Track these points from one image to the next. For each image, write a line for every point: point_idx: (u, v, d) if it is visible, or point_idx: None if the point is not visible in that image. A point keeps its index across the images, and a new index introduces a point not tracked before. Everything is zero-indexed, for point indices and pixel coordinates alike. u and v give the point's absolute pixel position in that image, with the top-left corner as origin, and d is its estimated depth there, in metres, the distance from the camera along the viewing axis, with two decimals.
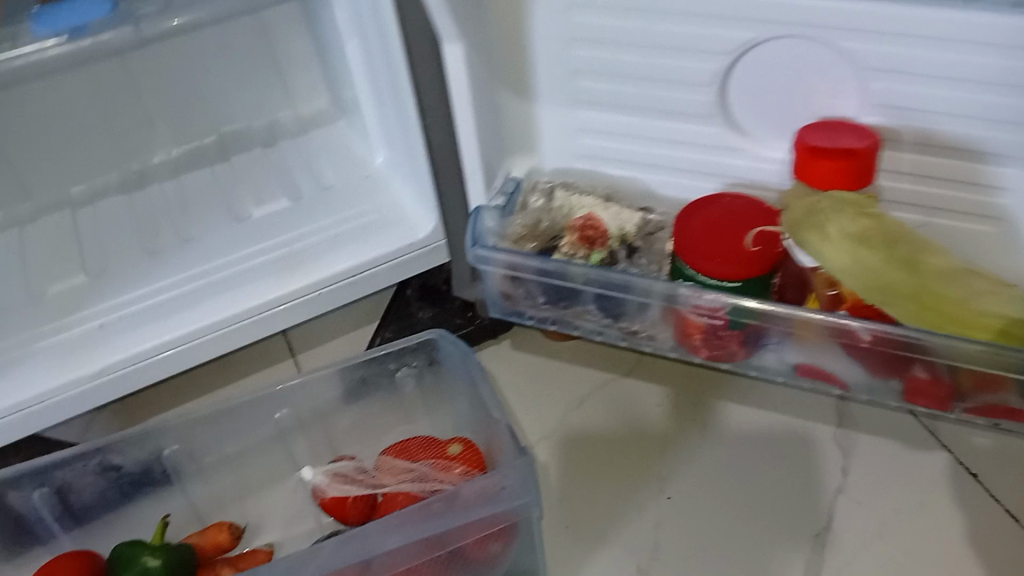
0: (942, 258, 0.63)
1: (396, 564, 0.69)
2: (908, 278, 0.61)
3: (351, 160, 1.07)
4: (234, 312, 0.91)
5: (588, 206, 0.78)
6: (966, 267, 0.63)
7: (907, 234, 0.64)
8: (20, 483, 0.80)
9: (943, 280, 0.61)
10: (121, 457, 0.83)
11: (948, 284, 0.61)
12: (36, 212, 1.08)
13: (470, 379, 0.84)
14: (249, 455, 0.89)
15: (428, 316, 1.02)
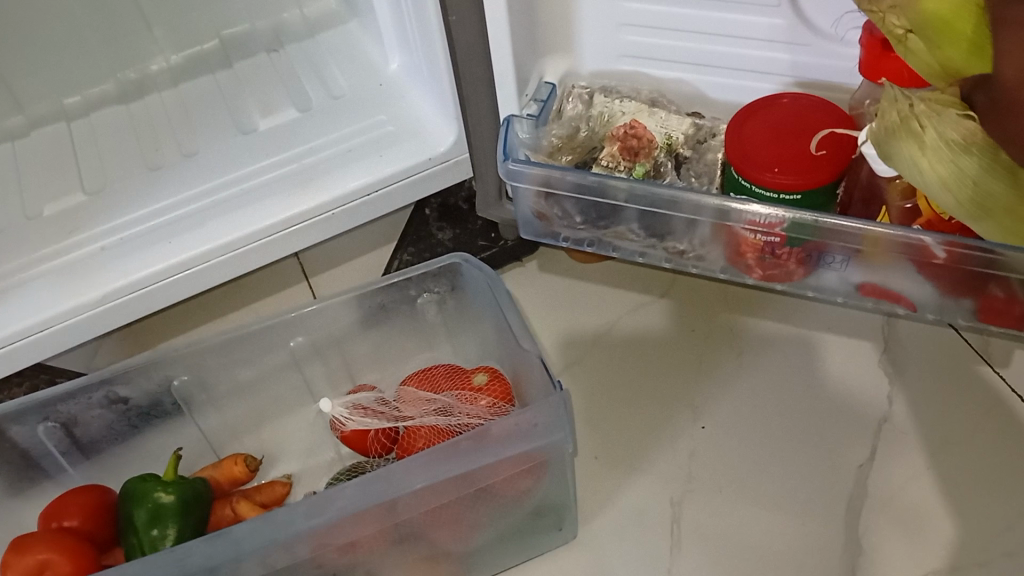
0: None
1: (423, 503, 0.64)
2: (1011, 188, 0.51)
3: (363, 67, 0.99)
4: (243, 234, 0.84)
5: (630, 113, 0.71)
6: None
7: None
8: (23, 417, 0.75)
9: None
10: (128, 389, 0.78)
11: None
12: (29, 124, 1.01)
13: (496, 303, 0.77)
14: (263, 384, 0.84)
15: (449, 237, 0.95)
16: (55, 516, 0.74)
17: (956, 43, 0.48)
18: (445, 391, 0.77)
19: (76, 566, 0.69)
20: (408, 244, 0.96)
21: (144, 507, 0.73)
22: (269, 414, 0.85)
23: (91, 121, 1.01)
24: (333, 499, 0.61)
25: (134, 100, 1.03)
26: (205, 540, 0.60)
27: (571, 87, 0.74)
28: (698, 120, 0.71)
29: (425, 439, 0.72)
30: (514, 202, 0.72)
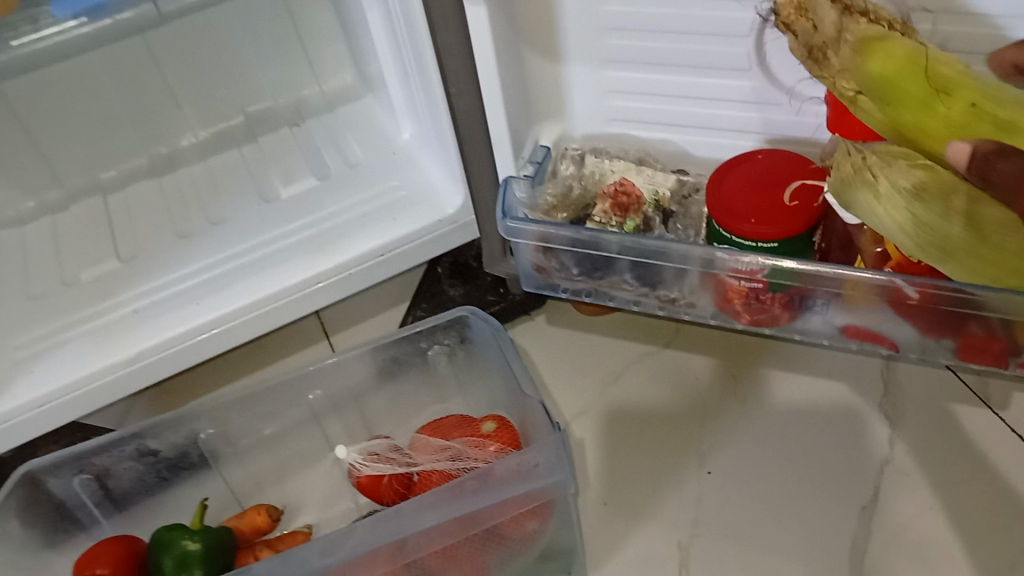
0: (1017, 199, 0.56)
1: (431, 544, 0.68)
2: (965, 230, 0.56)
3: (377, 137, 1.06)
4: (265, 294, 0.90)
5: (619, 171, 0.76)
6: None
7: None
8: (59, 470, 0.80)
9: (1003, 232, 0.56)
10: (158, 442, 0.83)
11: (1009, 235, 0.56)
12: (68, 198, 1.09)
13: (502, 356, 0.81)
14: (283, 437, 0.89)
15: (460, 293, 1.00)
16: (88, 564, 0.78)
17: (906, 102, 0.55)
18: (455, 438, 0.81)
19: None
20: (422, 301, 1.01)
21: (171, 554, 0.78)
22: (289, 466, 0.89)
23: (126, 193, 1.09)
24: (346, 538, 0.64)
25: (165, 173, 1.11)
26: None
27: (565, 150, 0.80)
28: (683, 175, 0.77)
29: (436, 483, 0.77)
30: (516, 256, 0.77)
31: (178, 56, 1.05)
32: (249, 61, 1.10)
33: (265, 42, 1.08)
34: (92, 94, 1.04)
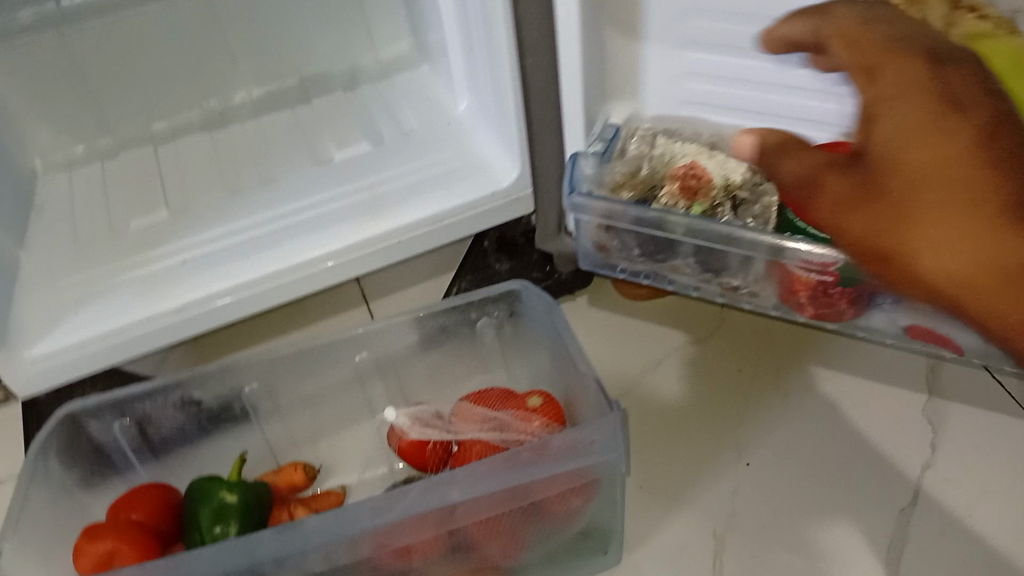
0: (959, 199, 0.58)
1: (478, 512, 0.67)
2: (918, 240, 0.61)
3: (432, 107, 1.05)
4: (316, 255, 0.90)
5: (691, 154, 0.74)
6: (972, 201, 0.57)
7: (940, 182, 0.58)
8: (101, 413, 0.80)
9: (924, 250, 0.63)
10: (201, 393, 0.82)
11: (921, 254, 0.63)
12: (117, 146, 1.09)
13: (553, 331, 0.81)
14: (324, 398, 0.88)
15: (506, 269, 1.00)
16: (124, 509, 0.78)
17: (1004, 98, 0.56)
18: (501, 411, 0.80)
19: (143, 555, 0.72)
20: (467, 273, 1.01)
21: (209, 505, 0.78)
22: (327, 427, 0.89)
23: (176, 145, 1.09)
24: (397, 501, 0.64)
25: (216, 128, 1.10)
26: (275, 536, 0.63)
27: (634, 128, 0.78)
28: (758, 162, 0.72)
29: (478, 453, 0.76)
30: (576, 235, 0.79)
31: (238, 12, 1.05)
32: (308, 23, 1.09)
33: (326, 6, 1.08)
34: (151, 44, 1.04)
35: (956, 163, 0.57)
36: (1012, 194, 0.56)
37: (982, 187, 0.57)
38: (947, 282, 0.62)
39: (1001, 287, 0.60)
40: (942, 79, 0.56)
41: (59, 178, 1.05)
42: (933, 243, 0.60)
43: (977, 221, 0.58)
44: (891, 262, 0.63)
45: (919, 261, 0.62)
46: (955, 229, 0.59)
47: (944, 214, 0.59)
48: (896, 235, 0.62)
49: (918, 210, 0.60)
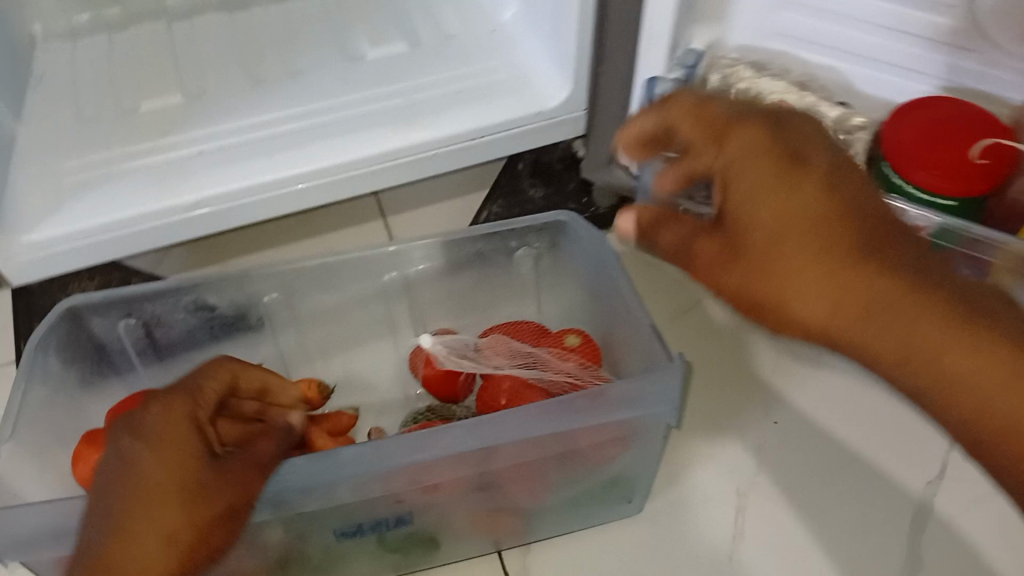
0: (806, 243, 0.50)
1: (518, 455, 0.64)
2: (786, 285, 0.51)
3: (475, 11, 0.97)
4: (344, 161, 0.83)
5: (778, 92, 0.70)
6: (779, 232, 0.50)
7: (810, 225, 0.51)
8: (106, 310, 0.74)
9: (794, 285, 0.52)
10: (216, 298, 0.76)
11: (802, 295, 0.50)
12: (127, 18, 0.99)
13: (599, 267, 0.76)
14: (344, 316, 0.83)
15: (541, 196, 0.94)
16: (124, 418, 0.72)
17: None
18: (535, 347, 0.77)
19: None
20: (499, 196, 0.94)
21: None
22: (345, 346, 0.84)
23: (191, 23, 0.99)
24: (437, 441, 0.60)
25: (237, 9, 1.01)
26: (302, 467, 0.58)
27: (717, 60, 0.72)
28: (845, 110, 0.70)
29: (509, 391, 0.72)
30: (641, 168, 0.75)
31: None
32: None
33: None
34: None
35: (810, 208, 0.51)
36: (856, 238, 0.50)
37: (830, 229, 0.50)
38: (824, 325, 0.51)
39: (868, 330, 0.50)
40: (780, 139, 0.53)
41: (61, 47, 0.95)
42: (812, 291, 0.50)
43: (841, 261, 0.50)
44: (767, 316, 0.52)
45: (800, 312, 0.51)
46: (821, 275, 0.50)
47: (808, 258, 0.50)
48: (771, 282, 0.51)
49: (773, 250, 0.50)
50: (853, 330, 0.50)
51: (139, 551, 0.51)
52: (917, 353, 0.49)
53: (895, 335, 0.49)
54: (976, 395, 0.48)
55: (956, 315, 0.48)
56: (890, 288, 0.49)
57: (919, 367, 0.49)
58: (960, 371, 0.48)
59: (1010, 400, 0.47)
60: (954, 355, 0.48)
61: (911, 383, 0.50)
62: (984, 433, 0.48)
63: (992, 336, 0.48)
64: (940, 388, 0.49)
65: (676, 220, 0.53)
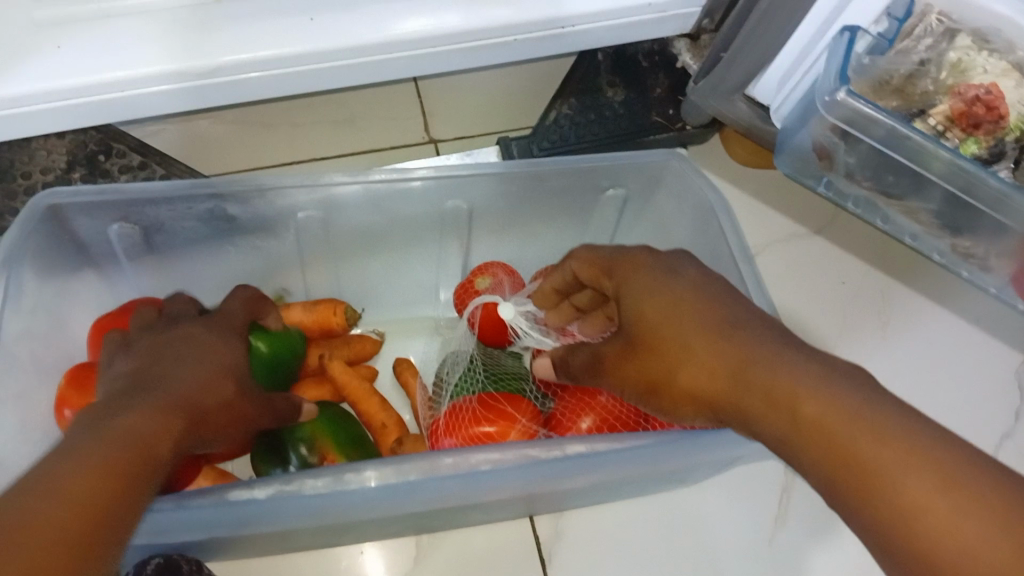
0: (681, 320, 0.46)
1: (606, 477, 0.54)
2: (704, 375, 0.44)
3: None
4: (401, 36, 0.64)
5: (996, 74, 0.53)
6: (664, 315, 0.46)
7: (689, 314, 0.46)
8: (96, 211, 0.59)
9: (739, 381, 0.42)
10: (238, 208, 0.61)
11: (751, 367, 0.42)
12: None
13: (708, 232, 0.63)
14: (385, 236, 0.69)
15: (621, 99, 0.78)
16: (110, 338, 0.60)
17: None
18: None
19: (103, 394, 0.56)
20: (572, 92, 0.78)
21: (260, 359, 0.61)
22: (383, 265, 0.71)
23: None
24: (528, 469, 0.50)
25: None
26: (361, 485, 0.49)
27: (928, 13, 0.54)
28: None
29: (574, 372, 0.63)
30: (797, 122, 0.60)
31: None
32: None
33: None
34: None
35: (688, 296, 0.47)
36: (722, 315, 0.45)
37: (702, 307, 0.46)
38: (708, 398, 0.44)
39: (739, 392, 0.42)
40: (663, 260, 0.50)
41: None
42: (683, 360, 0.45)
43: (704, 331, 0.45)
44: (667, 399, 0.47)
45: (680, 381, 0.45)
46: (699, 345, 0.44)
47: (677, 328, 0.45)
48: (659, 363, 0.46)
49: (656, 334, 0.47)
50: (726, 394, 0.43)
51: (200, 397, 0.48)
52: (834, 446, 0.37)
53: (761, 388, 0.41)
54: (854, 461, 0.36)
55: (827, 376, 0.39)
56: (767, 356, 0.42)
57: (797, 428, 0.39)
58: (831, 426, 0.37)
59: (887, 461, 0.35)
60: (816, 402, 0.38)
61: (810, 468, 0.39)
62: (846, 487, 0.36)
63: (862, 399, 0.38)
64: (822, 453, 0.37)
65: (583, 347, 0.55)
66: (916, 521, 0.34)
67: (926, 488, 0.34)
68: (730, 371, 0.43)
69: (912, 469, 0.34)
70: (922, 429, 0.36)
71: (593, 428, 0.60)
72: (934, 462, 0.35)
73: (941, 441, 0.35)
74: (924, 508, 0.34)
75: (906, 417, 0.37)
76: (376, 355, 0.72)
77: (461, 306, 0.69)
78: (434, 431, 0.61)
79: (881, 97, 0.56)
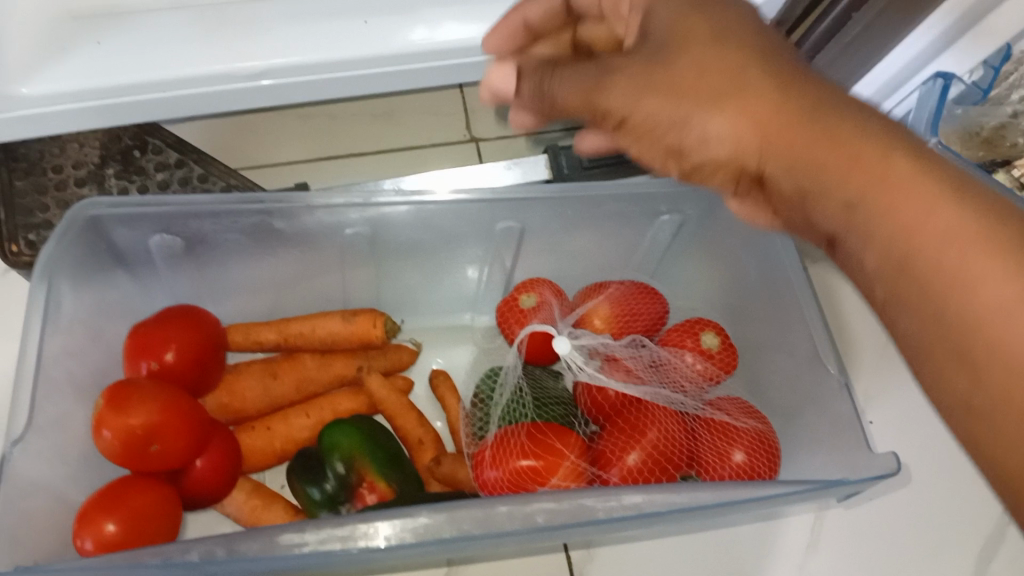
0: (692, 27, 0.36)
1: (658, 530, 0.52)
2: (761, 82, 0.34)
3: None
4: (450, 43, 0.60)
5: None
6: (688, 31, 0.36)
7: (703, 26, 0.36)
8: (137, 221, 0.58)
9: (789, 92, 0.34)
10: (286, 223, 0.61)
11: (810, 103, 0.33)
12: None
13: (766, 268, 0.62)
14: (430, 250, 0.67)
15: None
16: (145, 353, 0.57)
17: None
18: (646, 339, 0.65)
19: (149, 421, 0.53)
20: None
21: None
22: (425, 280, 0.69)
23: None
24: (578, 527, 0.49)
25: None
26: (369, 546, 0.47)
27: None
28: None
29: (622, 406, 0.62)
30: None
31: None
32: None
33: None
34: None
35: (710, 9, 0.37)
36: (751, 26, 0.37)
37: (729, 20, 0.36)
38: (753, 156, 0.34)
39: (776, 128, 0.33)
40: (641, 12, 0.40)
41: None
42: (735, 101, 0.34)
43: (734, 47, 0.35)
44: (668, 143, 0.37)
45: (689, 83, 0.35)
46: (720, 61, 0.35)
47: (721, 51, 0.35)
48: (678, 102, 0.35)
49: (683, 44, 0.36)
50: (770, 126, 0.33)
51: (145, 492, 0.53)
52: (909, 245, 0.32)
53: (847, 153, 0.33)
54: (929, 265, 0.31)
55: (899, 139, 0.33)
56: (795, 83, 0.34)
57: (882, 202, 0.32)
58: (864, 161, 0.32)
59: (936, 227, 0.31)
60: (913, 174, 0.32)
61: (870, 262, 0.33)
62: (946, 320, 0.31)
63: (920, 153, 0.33)
64: (899, 254, 0.32)
65: (570, 72, 0.38)
66: (982, 307, 0.30)
67: (997, 282, 0.30)
68: (775, 85, 0.34)
69: (961, 245, 0.31)
70: (992, 201, 0.32)
71: (642, 463, 0.57)
72: (983, 238, 0.31)
73: (990, 210, 0.32)
74: (972, 289, 0.30)
75: (994, 196, 0.33)
76: (412, 366, 0.68)
77: (502, 325, 0.66)
78: (478, 461, 0.59)
79: (968, 148, 0.55)
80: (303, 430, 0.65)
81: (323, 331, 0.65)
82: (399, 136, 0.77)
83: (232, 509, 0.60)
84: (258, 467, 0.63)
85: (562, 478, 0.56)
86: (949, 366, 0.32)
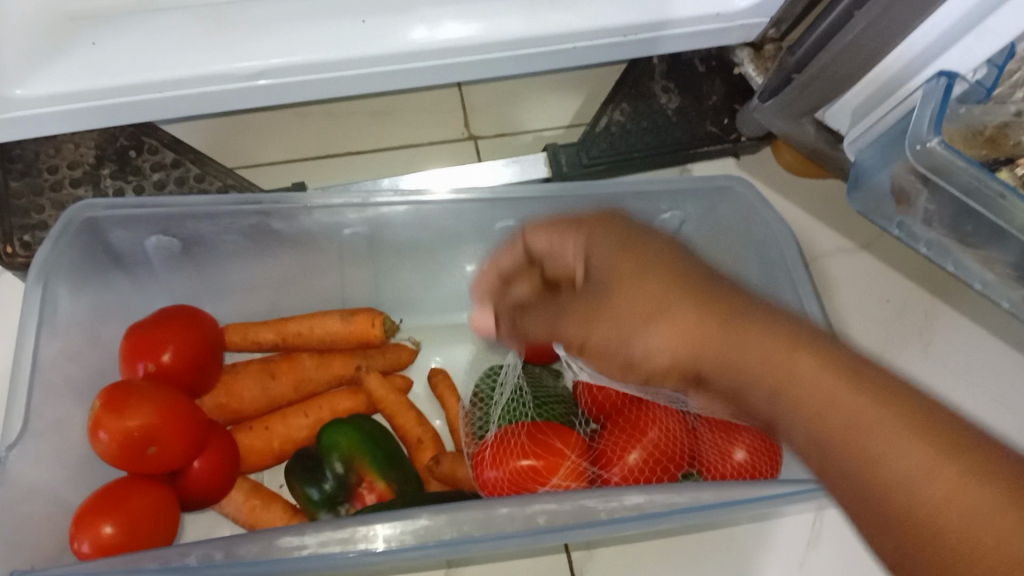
0: (636, 243, 0.41)
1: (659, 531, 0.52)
2: (692, 306, 0.38)
3: None
4: (447, 41, 0.59)
5: None
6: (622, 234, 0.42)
7: (652, 257, 0.40)
8: (135, 223, 0.58)
9: (721, 313, 0.38)
10: (284, 224, 0.60)
11: (719, 307, 0.38)
12: None
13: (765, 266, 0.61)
14: (429, 250, 0.66)
15: (675, 107, 0.75)
16: (144, 352, 0.57)
17: None
18: None
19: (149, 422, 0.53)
20: (624, 99, 0.75)
21: None
22: (424, 280, 0.68)
23: None
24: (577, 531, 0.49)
25: None
26: (368, 549, 0.47)
27: None
28: None
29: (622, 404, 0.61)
30: (878, 160, 0.60)
31: None
32: None
33: None
34: None
35: (667, 254, 0.41)
36: (697, 269, 0.40)
37: (682, 276, 0.39)
38: (687, 364, 0.39)
39: (711, 344, 0.37)
40: (635, 247, 0.41)
41: None
42: (665, 320, 0.39)
43: (687, 299, 0.39)
44: (618, 358, 0.42)
45: (627, 308, 0.39)
46: (650, 275, 0.39)
47: (655, 280, 0.39)
48: (620, 327, 0.40)
49: (633, 287, 0.39)
50: (704, 346, 0.38)
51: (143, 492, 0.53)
52: (849, 448, 0.33)
53: (758, 355, 0.36)
54: (884, 484, 0.32)
55: (810, 339, 0.37)
56: (715, 294, 0.39)
57: (808, 409, 0.35)
58: (863, 427, 0.33)
59: (883, 444, 0.33)
60: (817, 372, 0.35)
61: (807, 444, 0.35)
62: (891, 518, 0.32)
63: (838, 352, 0.36)
64: (844, 463, 0.33)
65: (540, 305, 0.45)
66: (911, 496, 0.31)
67: (921, 464, 0.32)
68: (702, 313, 0.38)
69: (901, 451, 0.32)
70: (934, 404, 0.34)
71: (642, 462, 0.57)
72: (919, 422, 0.33)
73: (941, 418, 0.33)
74: (909, 474, 0.32)
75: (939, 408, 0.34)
76: (410, 365, 0.68)
77: None
78: (478, 461, 0.58)
79: (972, 147, 0.55)
80: (301, 430, 0.64)
81: (321, 331, 0.65)
82: (398, 133, 0.77)
83: (230, 509, 0.60)
84: (257, 467, 0.63)
85: (563, 478, 0.56)
86: (898, 569, 0.32)
